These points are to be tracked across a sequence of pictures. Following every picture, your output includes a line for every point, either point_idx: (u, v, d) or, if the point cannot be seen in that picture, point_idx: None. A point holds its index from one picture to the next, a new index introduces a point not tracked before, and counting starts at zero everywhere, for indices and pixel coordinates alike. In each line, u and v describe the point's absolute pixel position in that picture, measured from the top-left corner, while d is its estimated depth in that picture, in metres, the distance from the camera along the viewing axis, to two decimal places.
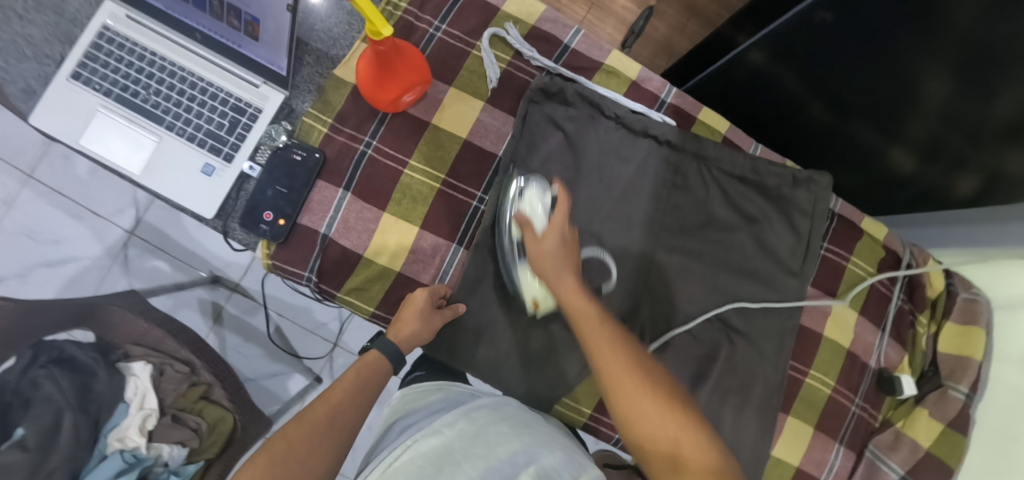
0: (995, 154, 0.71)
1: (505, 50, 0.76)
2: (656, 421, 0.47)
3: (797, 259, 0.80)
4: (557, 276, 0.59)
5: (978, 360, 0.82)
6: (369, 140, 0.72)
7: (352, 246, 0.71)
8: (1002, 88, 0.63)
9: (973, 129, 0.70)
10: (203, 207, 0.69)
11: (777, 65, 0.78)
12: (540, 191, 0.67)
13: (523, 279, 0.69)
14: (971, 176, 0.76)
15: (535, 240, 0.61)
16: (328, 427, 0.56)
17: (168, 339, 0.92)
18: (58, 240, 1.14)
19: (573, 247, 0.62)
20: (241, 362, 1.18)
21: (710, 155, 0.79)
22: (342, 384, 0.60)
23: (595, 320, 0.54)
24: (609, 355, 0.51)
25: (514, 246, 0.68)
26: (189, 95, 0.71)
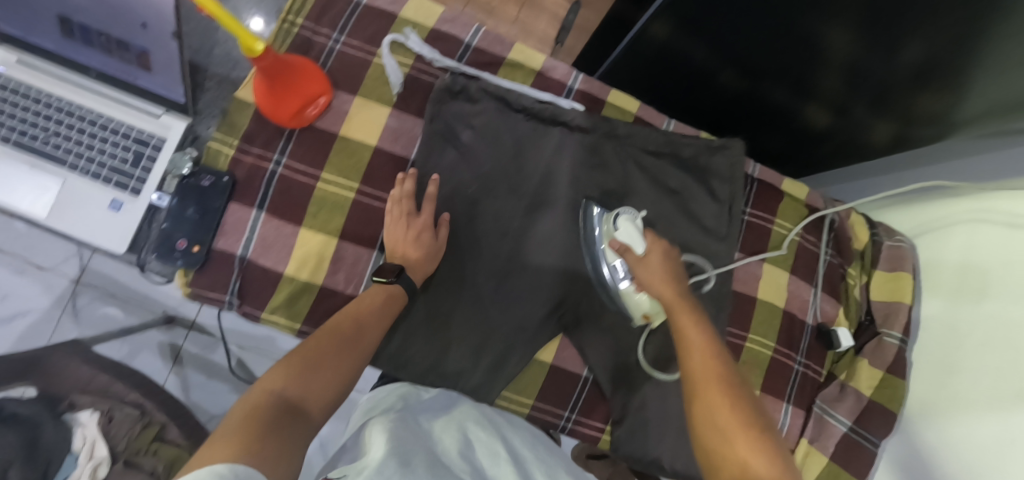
0: (907, 99, 0.71)
1: (406, 55, 0.77)
2: (731, 430, 0.48)
3: (722, 225, 0.81)
4: (663, 289, 0.61)
5: (907, 302, 0.83)
6: (278, 158, 0.72)
7: (272, 264, 0.71)
8: (904, 42, 0.61)
9: (883, 79, 0.68)
10: (116, 242, 0.69)
11: (683, 37, 0.73)
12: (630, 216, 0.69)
13: (630, 299, 0.71)
14: (887, 121, 0.77)
15: (638, 262, 0.65)
16: (350, 339, 0.59)
17: (115, 382, 0.95)
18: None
19: (673, 262, 0.66)
20: (207, 399, 1.07)
21: (622, 133, 0.79)
22: (363, 306, 0.64)
23: (699, 328, 0.57)
24: (703, 362, 0.53)
25: (613, 268, 0.71)
26: (90, 132, 0.70)
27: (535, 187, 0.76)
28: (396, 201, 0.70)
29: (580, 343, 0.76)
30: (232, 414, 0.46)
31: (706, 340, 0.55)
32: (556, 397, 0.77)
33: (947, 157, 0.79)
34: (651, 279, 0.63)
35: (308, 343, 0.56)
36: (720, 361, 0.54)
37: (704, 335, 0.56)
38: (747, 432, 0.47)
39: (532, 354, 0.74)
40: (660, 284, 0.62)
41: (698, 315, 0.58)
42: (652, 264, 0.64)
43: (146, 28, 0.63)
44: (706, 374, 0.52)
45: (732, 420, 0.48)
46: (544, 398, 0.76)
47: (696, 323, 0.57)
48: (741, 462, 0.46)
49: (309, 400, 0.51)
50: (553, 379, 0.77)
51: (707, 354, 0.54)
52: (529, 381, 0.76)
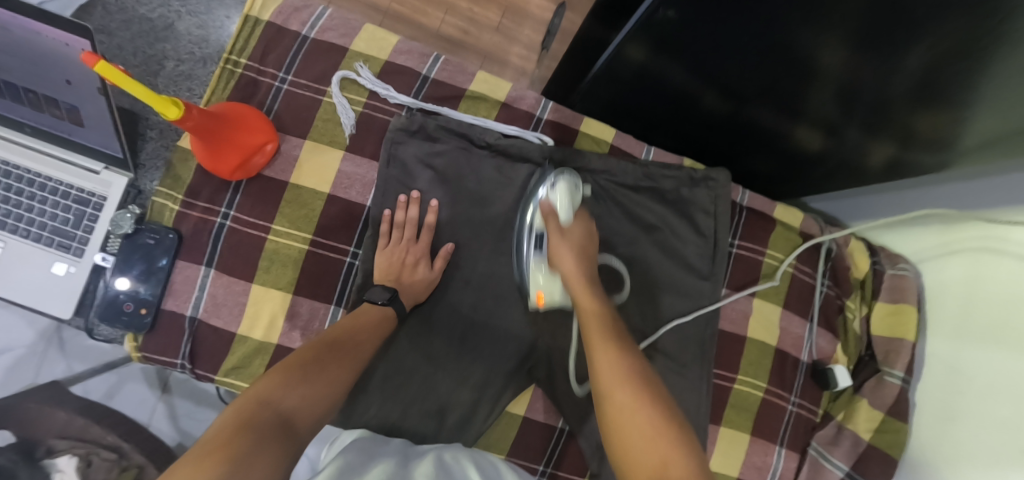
0: (906, 120, 0.63)
1: (359, 92, 0.72)
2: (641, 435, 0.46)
3: (704, 263, 0.76)
4: (573, 281, 0.61)
5: (910, 340, 0.77)
6: (225, 211, 0.68)
7: (224, 324, 0.68)
8: (904, 59, 0.53)
9: (878, 98, 0.61)
10: (62, 308, 0.66)
11: (659, 58, 0.67)
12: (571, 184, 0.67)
13: (533, 270, 0.67)
14: (885, 142, 0.69)
15: (559, 234, 0.64)
16: (341, 349, 0.58)
17: (93, 424, 0.84)
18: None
19: (592, 251, 0.65)
20: (195, 427, 0.96)
21: (596, 168, 0.75)
22: (355, 316, 0.63)
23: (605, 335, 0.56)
24: (614, 378, 0.51)
25: (532, 235, 0.68)
26: (29, 192, 0.66)
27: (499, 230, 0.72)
28: (395, 226, 0.69)
29: (553, 393, 0.72)
30: (219, 426, 0.44)
31: (615, 347, 0.55)
32: (530, 450, 0.73)
33: (951, 179, 0.73)
34: (563, 258, 0.63)
35: (303, 351, 0.56)
36: (632, 373, 0.52)
37: (616, 349, 0.54)
38: (662, 435, 0.46)
39: (500, 408, 0.71)
40: (580, 291, 0.61)
41: (612, 330, 0.57)
42: (570, 242, 0.64)
43: (71, 85, 0.58)
44: (614, 386, 0.51)
45: (647, 428, 0.47)
46: (517, 451, 0.73)
47: (603, 333, 0.56)
48: (659, 460, 0.44)
49: (300, 415, 0.49)
50: (525, 431, 0.73)
51: (620, 369, 0.52)
52: (500, 434, 0.73)
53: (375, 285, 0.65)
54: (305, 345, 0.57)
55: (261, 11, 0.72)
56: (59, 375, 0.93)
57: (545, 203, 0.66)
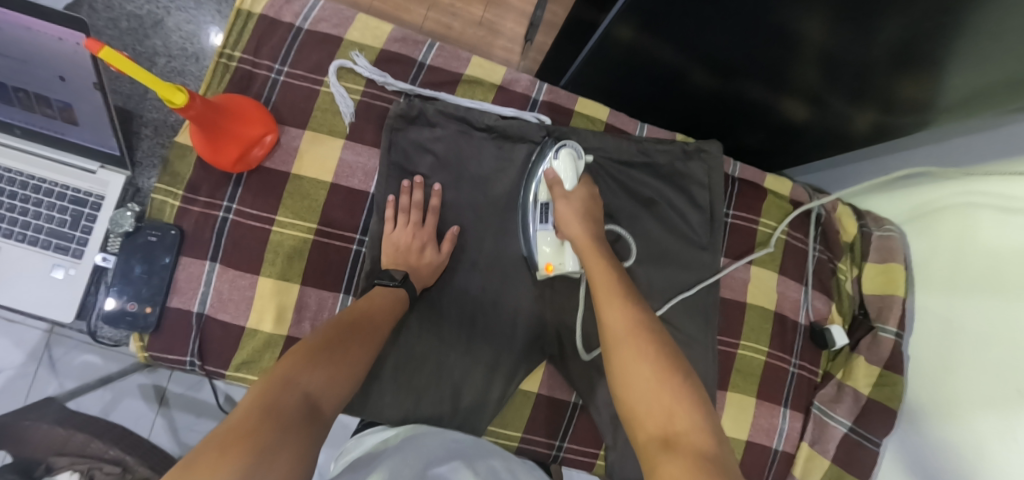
0: (888, 85, 0.66)
1: (356, 81, 0.72)
2: (645, 368, 0.47)
3: (704, 233, 0.78)
4: (577, 232, 0.63)
5: (900, 295, 0.80)
6: (227, 205, 0.68)
7: (233, 319, 0.67)
8: (884, 24, 0.55)
9: (860, 64, 0.63)
10: (62, 311, 0.65)
11: (646, 37, 0.68)
12: (574, 155, 0.69)
13: (541, 240, 0.68)
14: (869, 109, 0.72)
15: (564, 199, 0.65)
16: (359, 333, 0.57)
17: (94, 440, 0.82)
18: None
19: (597, 216, 0.65)
20: (195, 439, 0.95)
21: (593, 146, 0.77)
22: (371, 301, 0.62)
23: (606, 268, 0.58)
24: (622, 325, 0.51)
25: (537, 207, 0.69)
26: (22, 195, 0.65)
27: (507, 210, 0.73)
28: (402, 211, 0.69)
29: (565, 368, 0.73)
30: (247, 407, 0.43)
31: (617, 282, 0.56)
32: (544, 426, 0.74)
33: (925, 143, 0.77)
34: (568, 215, 0.64)
35: (323, 333, 0.55)
36: (643, 323, 0.51)
37: (627, 301, 0.54)
38: (664, 374, 0.47)
39: (515, 386, 0.72)
40: (585, 245, 0.61)
41: (621, 286, 0.56)
42: (575, 207, 0.64)
43: (64, 81, 0.58)
44: (611, 299, 0.54)
45: (658, 379, 0.46)
46: (532, 429, 0.74)
47: (605, 265, 0.58)
48: (666, 406, 0.45)
49: (325, 400, 0.48)
50: (540, 409, 0.74)
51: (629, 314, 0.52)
52: (515, 413, 0.73)
53: (387, 268, 0.66)
54: (323, 325, 0.57)
55: (253, 4, 0.72)
56: (49, 395, 0.91)
57: (550, 172, 0.68)
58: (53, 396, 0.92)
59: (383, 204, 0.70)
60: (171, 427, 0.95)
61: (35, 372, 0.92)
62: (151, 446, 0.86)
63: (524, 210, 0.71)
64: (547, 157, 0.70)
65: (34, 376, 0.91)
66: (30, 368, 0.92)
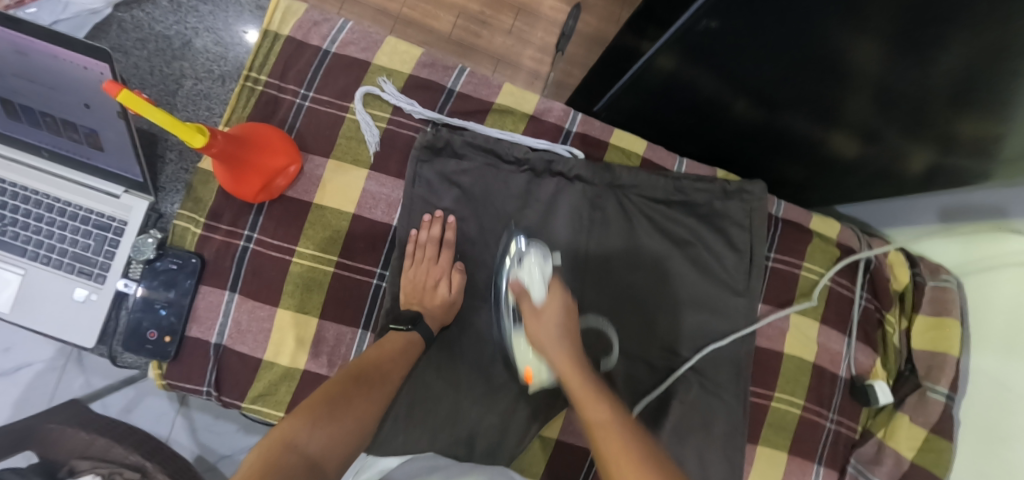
0: (947, 122, 0.60)
1: (382, 108, 0.70)
2: None
3: (741, 277, 0.74)
4: (556, 354, 0.57)
5: (955, 355, 0.74)
6: (248, 234, 0.66)
7: (250, 350, 0.66)
8: (944, 58, 0.50)
9: (917, 100, 0.57)
10: (84, 337, 0.64)
11: (688, 67, 0.64)
12: (540, 259, 0.64)
13: (518, 346, 0.64)
14: (926, 149, 0.66)
15: (534, 315, 0.60)
16: (369, 383, 0.56)
17: (115, 446, 0.82)
18: (6, 347, 0.93)
19: (573, 322, 0.60)
20: (212, 441, 0.96)
21: (626, 183, 0.73)
22: (385, 347, 0.60)
23: (576, 370, 0.55)
24: (623, 458, 0.46)
25: (510, 311, 0.65)
26: (48, 218, 0.65)
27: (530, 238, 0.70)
28: (420, 246, 0.67)
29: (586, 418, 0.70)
30: (246, 471, 0.44)
31: (592, 388, 0.53)
32: (562, 473, 0.71)
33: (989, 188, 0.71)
34: (542, 337, 0.59)
35: (333, 381, 0.54)
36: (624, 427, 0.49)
37: (619, 426, 0.49)
38: None
39: (536, 432, 0.69)
40: (566, 365, 0.56)
41: (596, 384, 0.54)
42: (547, 325, 0.59)
43: (89, 108, 0.57)
44: (587, 398, 0.53)
45: None
46: (551, 475, 0.71)
47: (581, 377, 0.54)
48: None
49: (324, 458, 0.48)
50: (560, 456, 0.71)
51: (631, 458, 0.46)
52: (533, 457, 0.71)
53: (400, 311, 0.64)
54: (339, 373, 0.56)
55: (280, 25, 0.69)
56: (76, 391, 0.93)
57: (515, 284, 0.63)
58: (78, 393, 0.93)
59: (405, 239, 0.67)
60: (190, 428, 0.96)
61: (63, 367, 0.95)
62: (171, 455, 0.87)
63: (499, 318, 0.67)
64: (517, 245, 0.67)
65: (63, 369, 0.94)
66: (59, 363, 0.95)
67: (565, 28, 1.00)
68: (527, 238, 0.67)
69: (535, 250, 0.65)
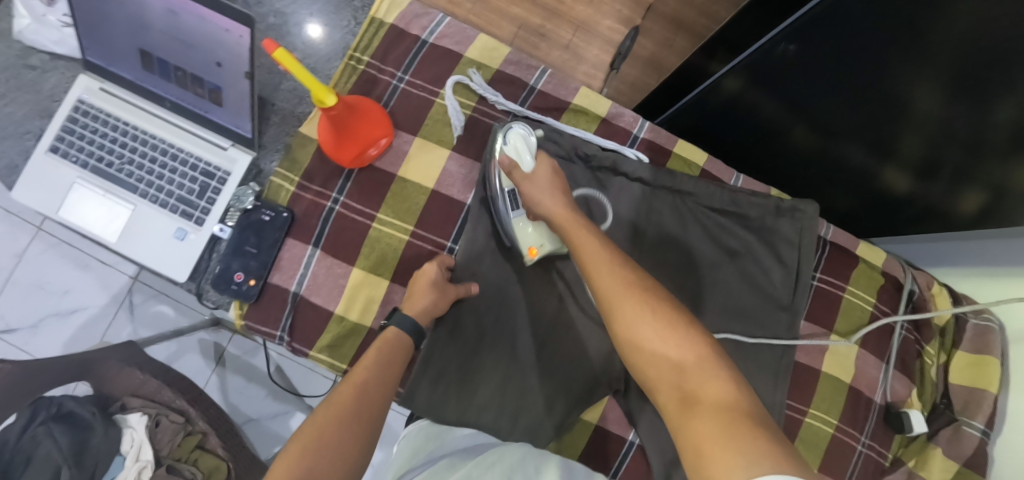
0: (1000, 169, 0.61)
1: (469, 96, 0.76)
2: (655, 331, 0.49)
3: (785, 291, 0.76)
4: (556, 208, 0.63)
5: (993, 391, 0.75)
6: (336, 196, 0.72)
7: (323, 302, 0.71)
8: (1001, 91, 0.54)
9: (972, 138, 0.61)
10: (177, 270, 0.70)
11: (754, 90, 0.73)
12: (524, 133, 0.69)
13: (519, 228, 0.69)
14: (977, 194, 0.67)
15: (526, 180, 0.65)
16: (355, 409, 0.55)
17: (163, 389, 0.87)
18: (67, 290, 1.09)
19: (562, 186, 0.66)
20: (243, 402, 1.13)
21: (686, 190, 0.76)
22: (362, 367, 0.60)
23: (582, 230, 0.60)
24: (619, 290, 0.52)
25: (506, 195, 0.69)
26: (161, 162, 0.72)
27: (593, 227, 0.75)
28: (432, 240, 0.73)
29: (628, 407, 0.73)
30: None
31: (600, 247, 0.57)
32: (598, 459, 0.74)
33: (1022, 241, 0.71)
34: (535, 194, 0.64)
35: (315, 415, 0.54)
36: (632, 274, 0.54)
37: (621, 275, 0.54)
38: (675, 342, 0.48)
39: (578, 414, 0.73)
40: (561, 214, 0.62)
41: (602, 243, 0.58)
42: (542, 187, 0.64)
43: (220, 67, 0.64)
44: (598, 259, 0.56)
45: (670, 333, 0.49)
46: (587, 459, 0.74)
47: (591, 239, 0.58)
48: (676, 367, 0.47)
49: None
50: (598, 440, 0.74)
51: (627, 290, 0.52)
52: (570, 440, 0.74)
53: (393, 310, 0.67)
54: (319, 410, 0.55)
55: (386, 14, 0.76)
56: (123, 338, 1.10)
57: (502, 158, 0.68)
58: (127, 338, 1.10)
59: (471, 230, 0.72)
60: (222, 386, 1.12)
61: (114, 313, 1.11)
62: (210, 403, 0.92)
63: (492, 203, 0.71)
64: (504, 132, 0.70)
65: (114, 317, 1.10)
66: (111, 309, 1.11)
67: (620, 47, 1.06)
68: (513, 122, 0.71)
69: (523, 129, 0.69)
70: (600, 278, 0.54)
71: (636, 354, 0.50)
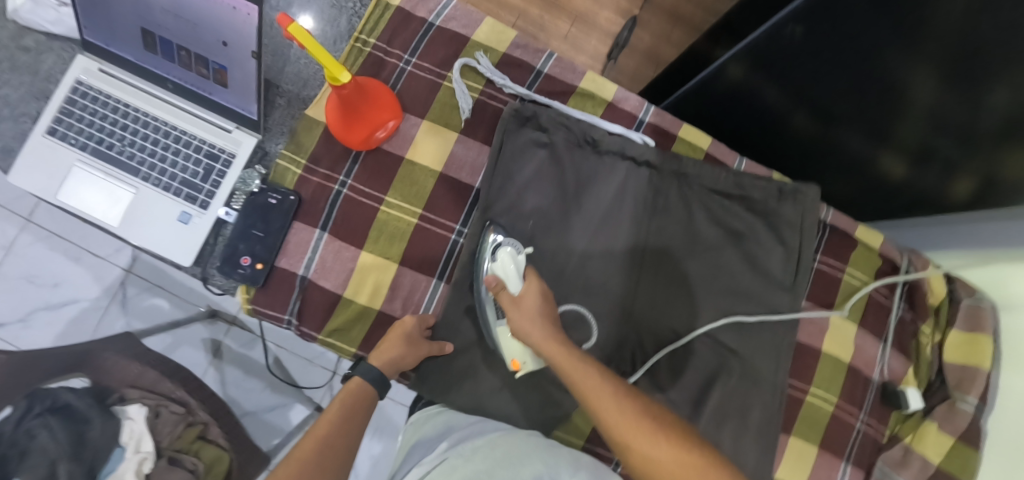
0: (990, 159, 0.63)
1: (476, 79, 0.76)
2: (671, 462, 0.48)
3: (788, 274, 0.77)
4: (543, 340, 0.57)
5: (985, 368, 0.78)
6: (343, 179, 0.72)
7: (332, 286, 0.71)
8: (991, 85, 0.56)
9: (963, 129, 0.62)
10: (182, 254, 0.69)
11: (756, 77, 0.74)
12: (513, 252, 0.66)
13: (502, 339, 0.66)
14: (969, 181, 0.68)
15: (513, 305, 0.61)
16: (319, 464, 0.56)
17: (163, 380, 0.87)
18: (58, 283, 1.08)
19: (550, 306, 0.62)
20: (242, 396, 1.11)
21: (690, 173, 0.77)
22: (326, 419, 0.60)
23: (572, 359, 0.55)
24: (623, 420, 0.50)
25: (492, 305, 0.67)
26: (164, 144, 0.70)
27: (600, 211, 0.75)
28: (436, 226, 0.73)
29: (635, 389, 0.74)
30: None
31: (596, 374, 0.54)
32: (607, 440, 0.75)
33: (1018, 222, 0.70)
34: (524, 326, 0.59)
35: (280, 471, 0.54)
36: (638, 411, 0.51)
37: (626, 403, 0.51)
38: (693, 467, 0.47)
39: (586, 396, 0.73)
40: (550, 347, 0.57)
41: (594, 368, 0.55)
42: (529, 313, 0.59)
43: (226, 46, 0.62)
44: (595, 389, 0.52)
45: (683, 465, 0.47)
46: (595, 440, 0.75)
47: (579, 360, 0.55)
48: None
49: None
50: None
51: (636, 422, 0.50)
52: (580, 422, 0.75)
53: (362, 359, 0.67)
54: (283, 466, 0.55)
55: None
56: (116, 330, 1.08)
57: (491, 279, 0.65)
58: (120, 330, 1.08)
59: (478, 216, 0.71)
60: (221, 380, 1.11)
61: (106, 307, 1.09)
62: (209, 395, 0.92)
63: (475, 289, 0.69)
64: (494, 238, 0.68)
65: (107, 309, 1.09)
66: (103, 302, 1.09)
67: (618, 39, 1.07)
68: (504, 233, 0.68)
69: (511, 258, 0.66)
70: (600, 407, 0.51)
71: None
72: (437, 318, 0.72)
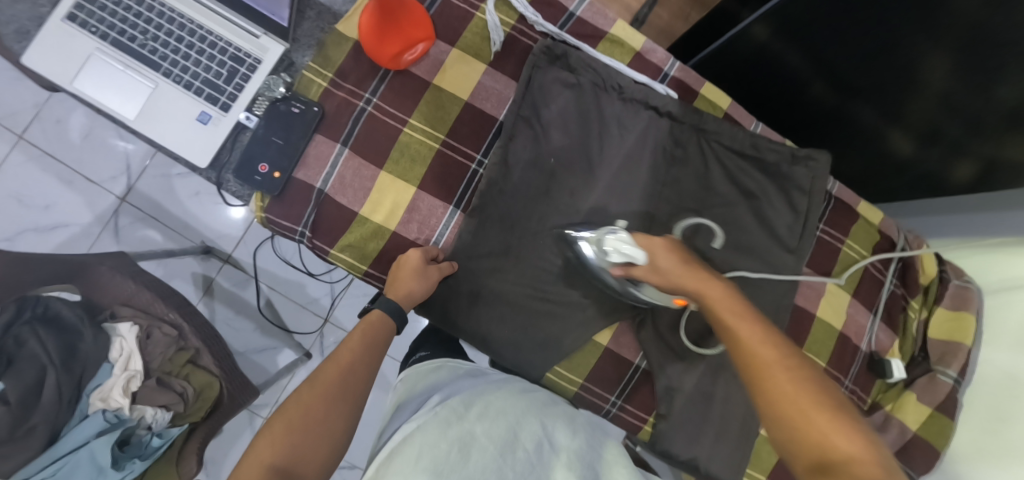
0: (996, 143, 0.68)
1: (509, 14, 0.76)
2: (793, 390, 0.46)
3: (792, 235, 0.79)
4: (678, 268, 0.59)
5: (967, 344, 0.81)
6: (369, 97, 0.72)
7: (348, 203, 0.71)
8: (1006, 75, 0.60)
9: (973, 114, 0.66)
10: (198, 156, 0.67)
11: (780, 42, 0.75)
12: (615, 236, 0.64)
13: (654, 296, 0.68)
14: (971, 163, 0.72)
15: (647, 269, 0.61)
16: (340, 391, 0.58)
17: (156, 302, 0.80)
18: (49, 205, 1.05)
19: (681, 247, 0.62)
20: (230, 335, 1.08)
21: (709, 129, 0.78)
22: (349, 345, 0.62)
23: (715, 281, 0.56)
24: (760, 344, 0.49)
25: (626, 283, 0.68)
26: (189, 42, 0.69)
27: (619, 156, 0.76)
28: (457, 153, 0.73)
29: (639, 333, 0.76)
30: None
31: (738, 300, 0.54)
32: (605, 381, 0.77)
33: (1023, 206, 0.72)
34: (660, 271, 0.60)
35: (304, 390, 0.57)
36: (777, 340, 0.50)
37: (767, 339, 0.50)
38: (822, 407, 0.44)
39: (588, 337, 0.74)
40: (684, 271, 0.58)
41: (741, 299, 0.54)
42: (662, 252, 0.61)
43: None
44: (738, 312, 0.53)
45: (803, 400, 0.45)
46: (593, 379, 0.76)
47: (726, 288, 0.56)
48: (812, 429, 0.43)
49: (305, 466, 0.52)
50: (607, 363, 0.77)
51: (764, 342, 0.49)
52: (581, 360, 0.76)
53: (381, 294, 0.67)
54: (308, 385, 0.58)
55: None
56: None
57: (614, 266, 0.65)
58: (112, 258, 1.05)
59: (502, 147, 0.72)
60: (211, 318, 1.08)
61: (97, 235, 1.06)
62: None
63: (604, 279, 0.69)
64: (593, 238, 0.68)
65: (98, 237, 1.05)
66: (95, 229, 1.06)
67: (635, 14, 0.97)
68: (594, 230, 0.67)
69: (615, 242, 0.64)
70: (738, 325, 0.52)
71: (790, 442, 0.44)
72: (449, 250, 0.73)
